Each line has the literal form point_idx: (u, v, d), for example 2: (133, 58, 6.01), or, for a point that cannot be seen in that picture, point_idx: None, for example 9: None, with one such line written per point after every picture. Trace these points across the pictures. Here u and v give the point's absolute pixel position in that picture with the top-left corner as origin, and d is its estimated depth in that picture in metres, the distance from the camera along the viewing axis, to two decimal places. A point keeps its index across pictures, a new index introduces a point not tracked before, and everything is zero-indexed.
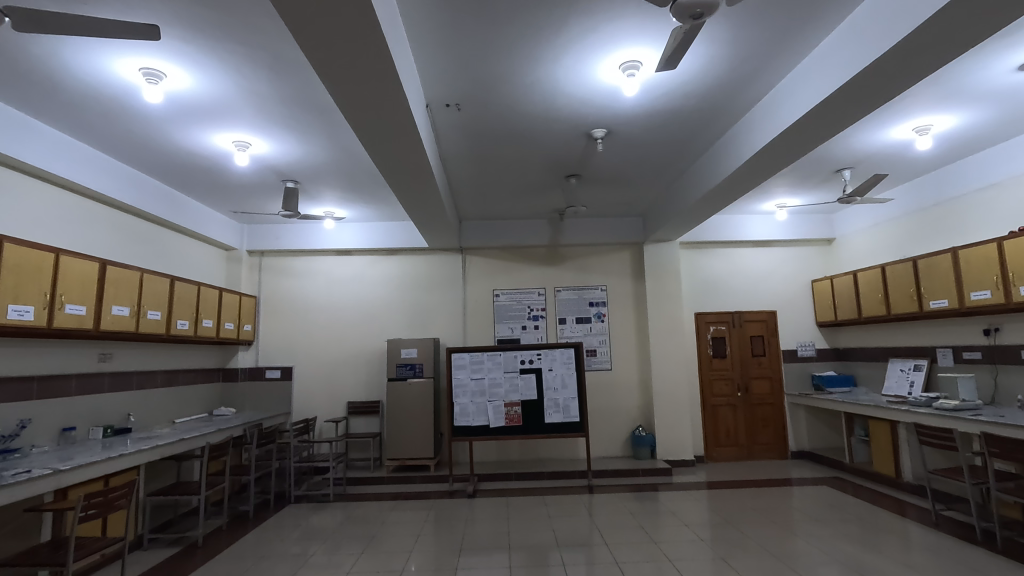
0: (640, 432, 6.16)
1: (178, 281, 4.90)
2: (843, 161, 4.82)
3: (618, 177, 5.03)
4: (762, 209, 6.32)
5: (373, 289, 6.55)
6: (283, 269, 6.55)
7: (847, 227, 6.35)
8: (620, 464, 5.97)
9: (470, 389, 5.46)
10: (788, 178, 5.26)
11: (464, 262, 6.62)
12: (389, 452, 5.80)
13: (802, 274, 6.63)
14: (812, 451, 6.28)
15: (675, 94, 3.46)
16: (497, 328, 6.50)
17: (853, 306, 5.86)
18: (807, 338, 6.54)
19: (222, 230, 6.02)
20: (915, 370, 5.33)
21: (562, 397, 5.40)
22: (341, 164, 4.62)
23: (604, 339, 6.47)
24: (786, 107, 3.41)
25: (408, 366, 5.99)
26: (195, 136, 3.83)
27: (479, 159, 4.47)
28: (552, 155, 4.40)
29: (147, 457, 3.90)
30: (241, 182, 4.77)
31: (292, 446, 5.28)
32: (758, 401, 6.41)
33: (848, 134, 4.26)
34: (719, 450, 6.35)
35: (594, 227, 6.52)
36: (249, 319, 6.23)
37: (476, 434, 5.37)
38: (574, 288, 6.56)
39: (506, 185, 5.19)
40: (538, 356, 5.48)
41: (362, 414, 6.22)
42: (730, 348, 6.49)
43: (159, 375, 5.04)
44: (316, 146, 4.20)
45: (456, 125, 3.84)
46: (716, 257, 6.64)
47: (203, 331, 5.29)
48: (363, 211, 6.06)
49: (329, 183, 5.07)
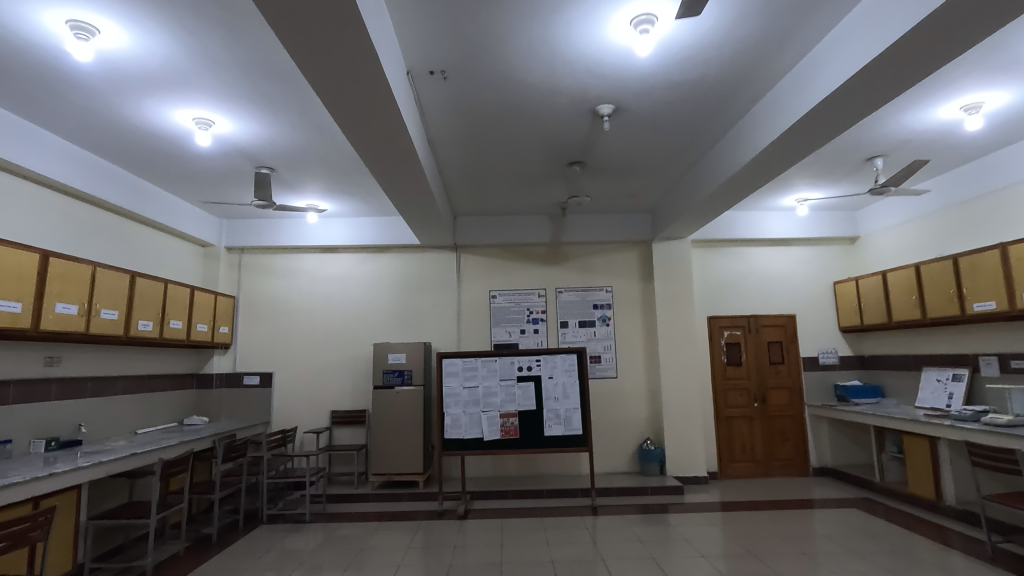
0: (648, 446, 5.66)
1: (139, 277, 4.46)
2: (876, 147, 4.34)
3: (626, 165, 4.56)
4: (781, 204, 5.84)
5: (361, 290, 6.08)
6: (264, 267, 6.09)
7: (872, 225, 5.88)
8: (626, 480, 5.47)
9: (463, 399, 4.97)
10: (813, 167, 4.79)
11: (459, 261, 6.15)
12: (374, 467, 5.33)
13: (823, 275, 6.14)
14: (836, 468, 5.76)
15: (693, 58, 2.99)
16: (494, 333, 6.02)
17: (882, 310, 5.37)
18: (829, 344, 6.04)
19: (198, 224, 5.58)
20: (954, 381, 4.83)
21: (564, 408, 4.91)
22: (319, 148, 4.15)
23: (609, 344, 5.98)
24: (823, 72, 2.92)
25: (395, 373, 5.50)
26: (148, 107, 3.38)
27: (470, 141, 4.01)
28: (553, 138, 3.95)
29: (93, 474, 3.41)
30: (210, 168, 4.33)
31: (264, 461, 4.78)
32: (776, 412, 5.91)
33: (887, 114, 3.78)
34: (733, 465, 5.84)
35: (598, 224, 6.05)
36: (225, 321, 5.77)
37: (469, 448, 4.87)
38: (577, 289, 6.09)
39: (503, 175, 4.73)
40: (538, 363, 5.01)
41: (346, 425, 5.75)
42: (745, 355, 5.99)
43: (120, 383, 4.58)
44: (289, 125, 3.74)
45: (443, 99, 3.39)
46: (731, 257, 6.16)
47: (170, 333, 4.83)
48: (350, 205, 5.61)
49: (309, 171, 4.62)
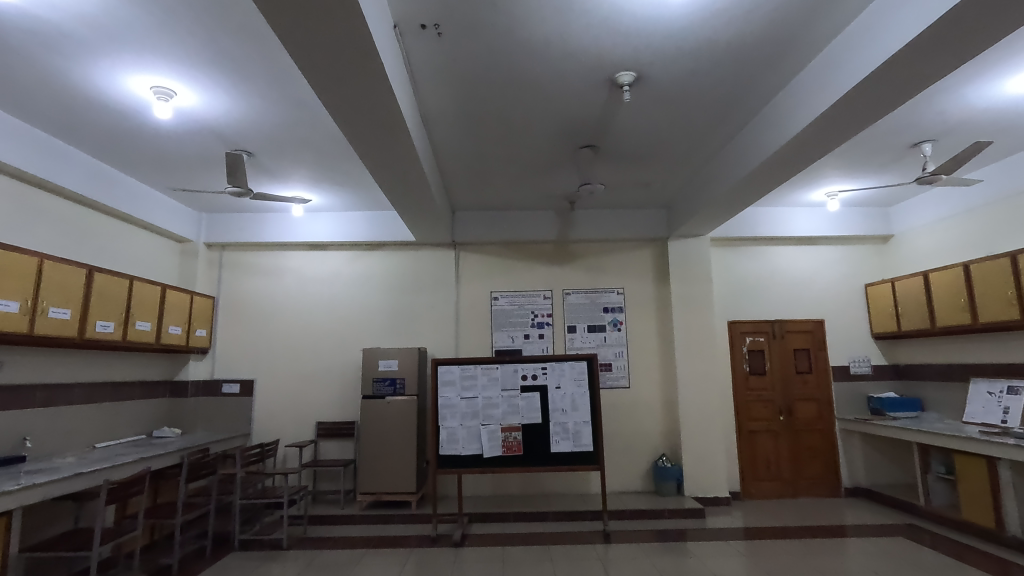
0: (664, 463, 5.15)
1: (99, 272, 3.99)
2: (927, 130, 3.89)
3: (644, 149, 4.10)
4: (809, 199, 5.37)
5: (351, 290, 5.60)
6: (246, 265, 5.62)
7: (907, 222, 5.41)
8: (641, 501, 4.96)
9: (460, 411, 4.47)
10: (849, 155, 4.33)
11: (457, 259, 5.68)
12: (363, 485, 4.82)
13: (852, 277, 5.65)
14: (871, 488, 5.24)
15: (733, 7, 2.52)
16: (495, 338, 5.52)
17: (924, 315, 4.89)
18: (861, 352, 5.53)
19: (173, 217, 5.13)
20: (1008, 394, 4.34)
21: (572, 422, 4.41)
22: (300, 127, 3.70)
23: (621, 351, 5.49)
24: (892, 24, 2.45)
25: (387, 382, 5.00)
26: (95, 70, 2.93)
27: (470, 119, 3.56)
28: (563, 114, 3.49)
29: (24, 499, 2.91)
30: (178, 150, 3.87)
31: (238, 478, 4.26)
32: (804, 427, 5.39)
33: (946, 87, 3.33)
34: (757, 484, 5.33)
35: (608, 220, 5.58)
36: (203, 323, 5.30)
37: (466, 466, 4.37)
38: (585, 291, 5.61)
39: (506, 162, 4.27)
40: (544, 371, 4.52)
41: (333, 437, 5.26)
42: (770, 363, 5.49)
43: (76, 391, 4.12)
44: (261, 97, 3.29)
45: (439, 63, 2.94)
46: (753, 256, 5.67)
47: (135, 336, 4.35)
48: (338, 198, 5.16)
49: (291, 156, 4.16)
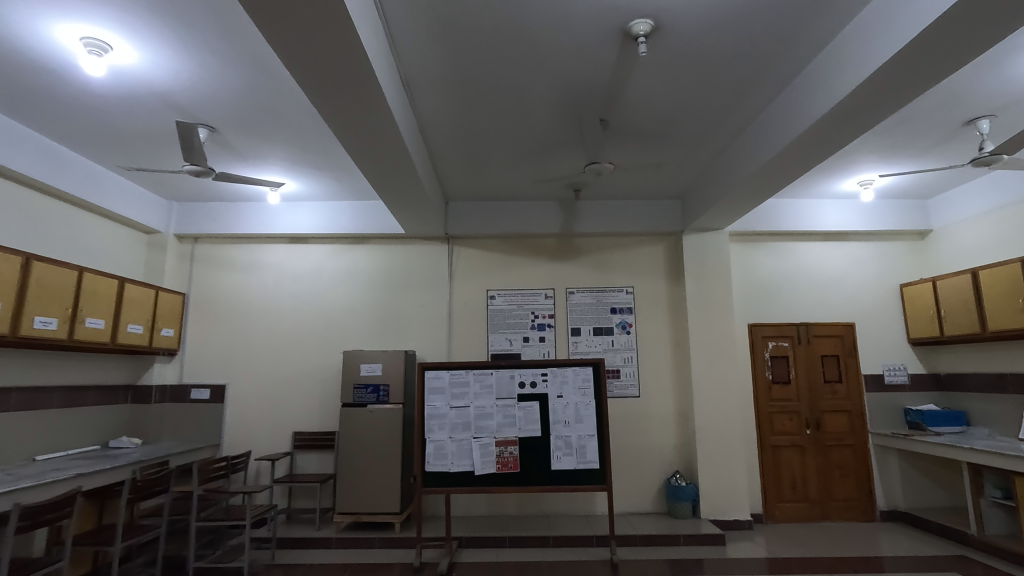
0: (678, 482, 4.62)
1: (37, 261, 3.51)
2: (985, 102, 3.38)
3: (660, 124, 3.61)
4: (840, 189, 4.86)
5: (334, 287, 5.12)
6: (220, 259, 5.15)
7: (950, 215, 4.89)
8: (652, 525, 4.42)
9: (449, 422, 3.95)
10: (890, 136, 3.83)
11: (450, 254, 5.18)
12: (341, 504, 4.32)
13: (885, 276, 5.13)
14: (910, 512, 4.68)
15: None
16: (491, 341, 5.02)
17: (972, 318, 4.36)
18: (896, 360, 5.00)
19: (139, 205, 4.66)
20: None
21: (575, 435, 3.90)
22: (265, 95, 3.22)
23: (630, 356, 4.97)
24: None
25: (369, 389, 4.50)
26: (10, 15, 2.47)
27: (459, 84, 3.09)
28: (569, 76, 3.00)
29: None
30: (128, 120, 3.40)
31: (195, 497, 3.77)
32: (833, 442, 4.85)
33: (1018, 46, 2.83)
34: (781, 506, 4.78)
35: (616, 212, 5.09)
36: (170, 322, 4.82)
37: (456, 485, 3.86)
38: (590, 290, 5.10)
39: (504, 139, 3.78)
40: (543, 378, 4.01)
41: (312, 450, 4.77)
42: (795, 371, 4.95)
43: (13, 397, 3.65)
44: (213, 54, 2.82)
45: (418, 9, 2.47)
46: (776, 253, 5.15)
47: (85, 334, 3.87)
48: (318, 185, 4.69)
49: (260, 132, 3.68)
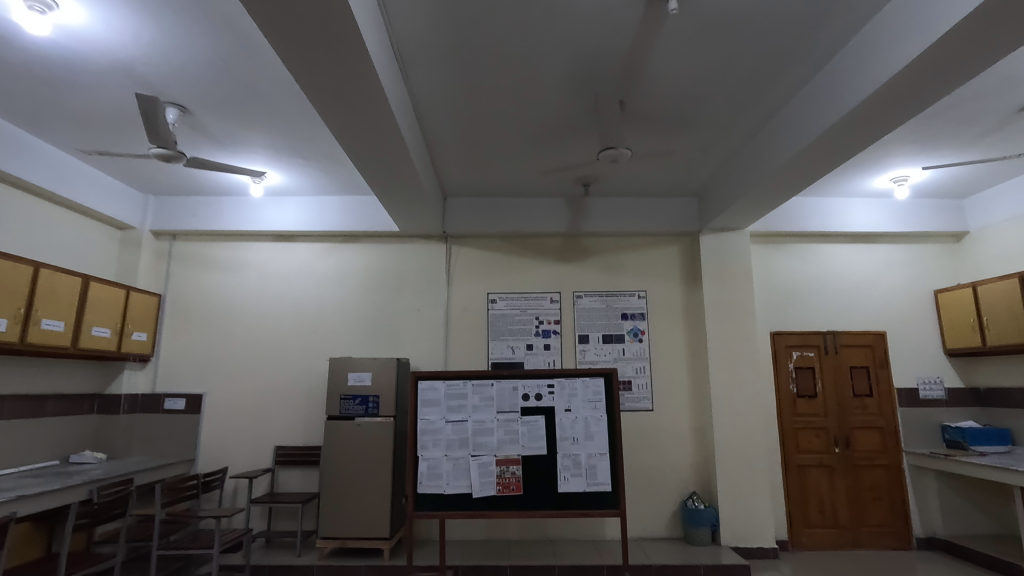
0: (696, 505, 4.21)
1: None
2: None
3: (683, 107, 3.25)
4: (870, 187, 4.50)
5: (322, 289, 4.73)
6: (200, 258, 4.77)
7: (990, 215, 4.52)
8: (668, 553, 4.00)
9: (444, 439, 3.54)
10: (934, 125, 3.47)
11: (448, 255, 4.81)
12: (325, 528, 3.90)
13: (918, 282, 4.75)
14: (949, 540, 4.26)
15: None
16: (492, 348, 4.63)
17: (1020, 327, 3.98)
18: (931, 373, 4.60)
19: (111, 198, 4.30)
20: None
21: (584, 454, 3.50)
22: (239, 69, 2.86)
23: (642, 366, 4.58)
24: None
25: (357, 401, 4.09)
26: None
27: (458, 55, 2.72)
28: (584, 45, 2.64)
29: None
30: (88, 94, 3.04)
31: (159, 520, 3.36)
32: (865, 462, 4.44)
33: None
34: (809, 533, 4.36)
35: (626, 209, 4.73)
36: (143, 326, 4.43)
37: (451, 509, 3.44)
38: (599, 294, 4.72)
39: (508, 123, 3.41)
40: (550, 390, 3.61)
41: (294, 466, 4.37)
42: (822, 384, 4.55)
43: None
44: (176, 17, 2.46)
45: None
46: (799, 255, 4.77)
47: (40, 338, 3.48)
48: (305, 177, 4.34)
49: (237, 114, 3.33)
